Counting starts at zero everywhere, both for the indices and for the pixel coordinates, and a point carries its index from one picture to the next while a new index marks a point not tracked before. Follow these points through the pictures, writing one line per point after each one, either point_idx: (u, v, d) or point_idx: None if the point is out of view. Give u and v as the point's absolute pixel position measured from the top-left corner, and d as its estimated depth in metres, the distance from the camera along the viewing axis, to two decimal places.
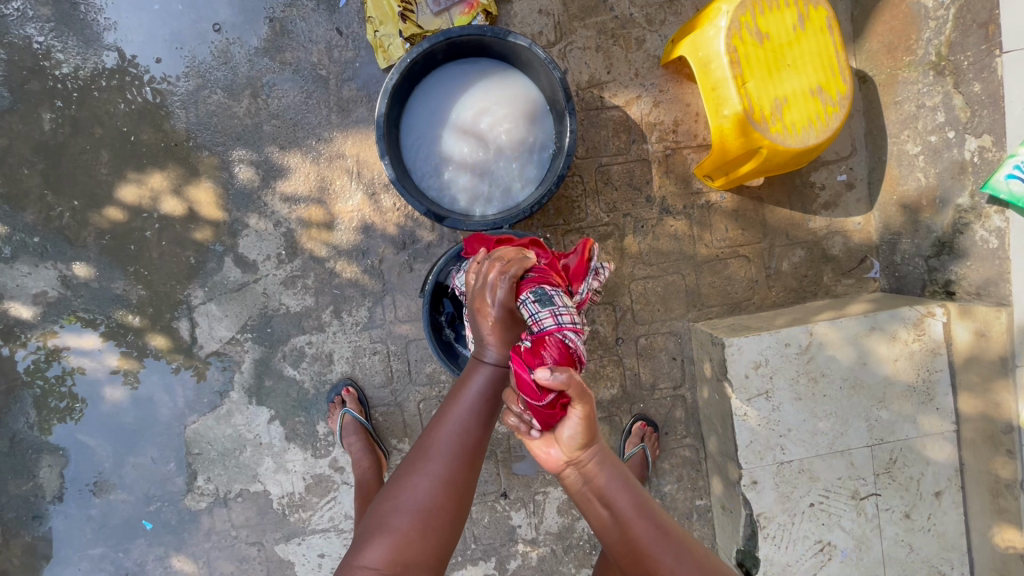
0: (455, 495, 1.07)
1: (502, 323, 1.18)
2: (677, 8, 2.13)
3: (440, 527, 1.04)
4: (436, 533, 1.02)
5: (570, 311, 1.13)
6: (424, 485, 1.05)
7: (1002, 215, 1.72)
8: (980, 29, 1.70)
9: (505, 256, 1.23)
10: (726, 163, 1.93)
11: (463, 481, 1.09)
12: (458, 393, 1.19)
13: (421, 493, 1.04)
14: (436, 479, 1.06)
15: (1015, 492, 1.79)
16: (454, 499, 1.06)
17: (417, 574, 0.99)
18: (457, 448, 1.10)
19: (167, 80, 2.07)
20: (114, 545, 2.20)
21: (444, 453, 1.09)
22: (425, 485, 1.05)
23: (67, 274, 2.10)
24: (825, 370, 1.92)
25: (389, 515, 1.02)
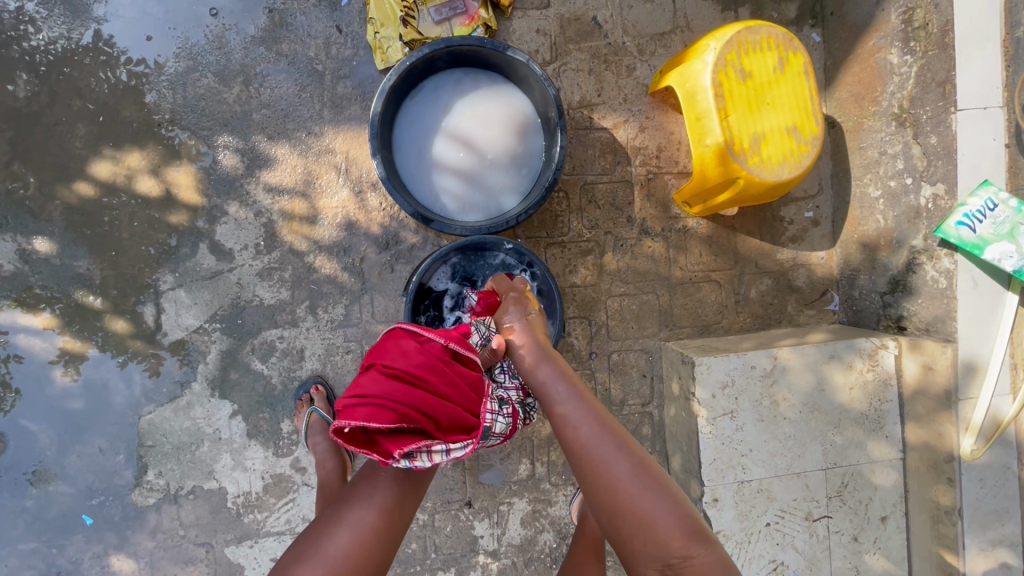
0: (360, 560, 1.09)
1: (372, 390, 1.21)
2: (666, 41, 2.24)
3: None
4: None
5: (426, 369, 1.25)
6: (358, 519, 1.15)
7: (951, 258, 1.85)
8: (938, 87, 1.85)
9: (405, 357, 1.26)
10: (704, 191, 2.02)
11: (369, 557, 1.10)
12: (329, 510, 1.19)
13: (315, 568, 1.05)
14: (341, 543, 1.10)
15: (953, 518, 1.88)
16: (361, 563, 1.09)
17: None
18: (368, 527, 1.14)
19: (142, 61, 2.02)
20: (48, 540, 2.06)
21: (349, 525, 1.13)
22: (331, 549, 1.08)
23: (26, 248, 2.00)
24: (787, 393, 2.01)
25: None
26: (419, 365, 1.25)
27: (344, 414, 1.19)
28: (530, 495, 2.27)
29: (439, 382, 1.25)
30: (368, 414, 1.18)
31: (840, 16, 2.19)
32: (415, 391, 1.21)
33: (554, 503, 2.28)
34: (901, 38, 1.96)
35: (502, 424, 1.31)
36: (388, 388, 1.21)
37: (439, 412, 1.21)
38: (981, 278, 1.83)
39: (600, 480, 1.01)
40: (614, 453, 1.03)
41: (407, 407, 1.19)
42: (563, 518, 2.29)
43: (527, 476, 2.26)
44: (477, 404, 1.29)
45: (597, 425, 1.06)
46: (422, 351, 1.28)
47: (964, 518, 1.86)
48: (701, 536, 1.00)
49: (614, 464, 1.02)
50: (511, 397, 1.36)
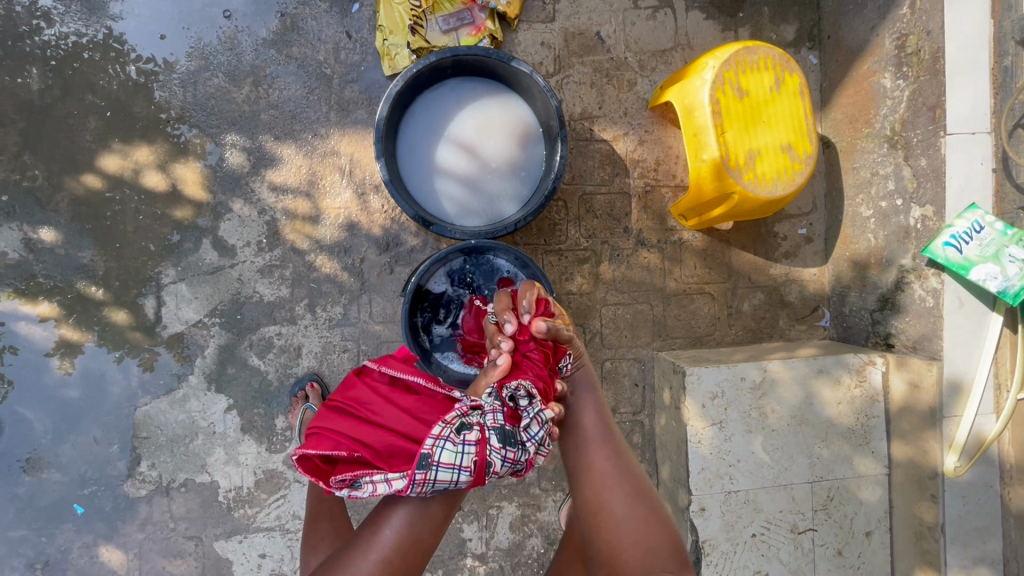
0: None
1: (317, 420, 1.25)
2: (667, 58, 2.29)
3: None
4: None
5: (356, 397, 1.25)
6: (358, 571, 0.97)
7: (938, 278, 1.89)
8: (929, 111, 1.90)
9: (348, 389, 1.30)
10: (700, 204, 2.07)
11: None
12: (345, 544, 1.05)
13: None
14: None
15: (936, 535, 1.91)
16: None
17: None
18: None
19: (152, 58, 2.06)
20: (38, 529, 2.07)
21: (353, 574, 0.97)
22: None
23: (32, 238, 2.03)
24: (776, 405, 2.04)
25: None
26: (354, 396, 1.27)
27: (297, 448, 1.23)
28: (520, 499, 2.29)
29: (369, 408, 1.21)
30: (306, 445, 1.18)
31: (836, 40, 2.25)
32: (347, 418, 1.21)
33: (543, 508, 2.30)
34: (894, 63, 2.01)
35: (450, 452, 1.03)
36: (329, 418, 1.23)
37: (368, 436, 1.14)
38: (967, 299, 1.87)
39: (599, 498, 1.04)
40: (619, 479, 1.05)
41: (337, 433, 1.18)
42: (551, 523, 2.30)
43: (517, 480, 2.28)
44: (416, 423, 1.14)
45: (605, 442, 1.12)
46: (364, 384, 1.30)
47: (946, 534, 1.89)
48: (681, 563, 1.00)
49: (615, 488, 1.04)
50: (484, 420, 1.08)
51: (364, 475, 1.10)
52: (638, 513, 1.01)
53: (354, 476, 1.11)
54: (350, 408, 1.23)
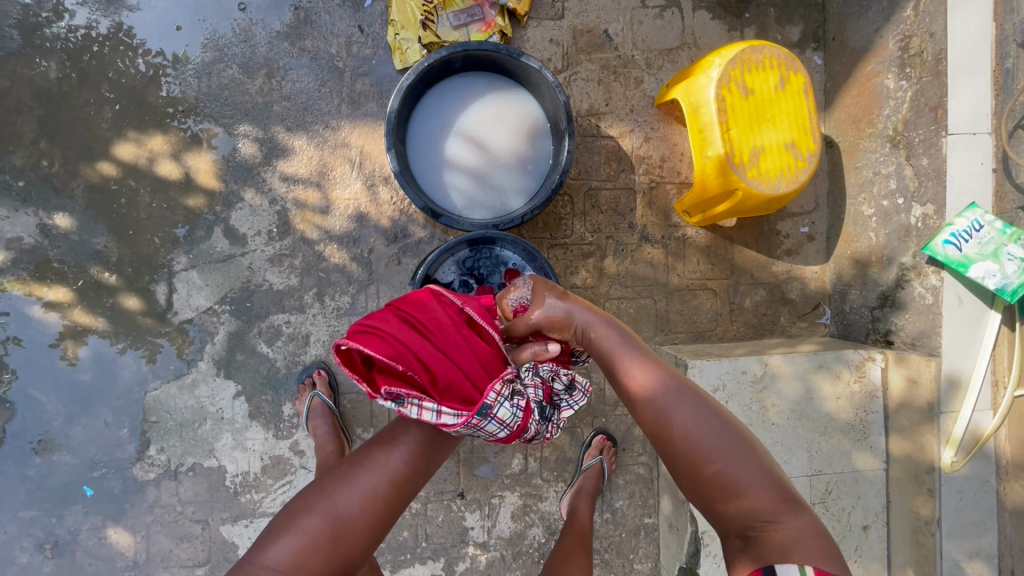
0: (372, 515, 1.08)
1: (379, 319, 1.26)
2: (674, 57, 2.33)
3: (347, 543, 1.05)
4: (346, 546, 1.04)
5: (434, 320, 1.27)
6: (372, 479, 1.12)
7: (938, 275, 1.92)
8: (931, 112, 1.93)
9: (419, 305, 1.31)
10: (704, 200, 2.10)
11: (381, 512, 1.10)
12: (351, 457, 1.18)
13: (336, 503, 1.07)
14: (358, 493, 1.09)
15: (932, 528, 1.94)
16: (373, 519, 1.08)
17: None
18: (383, 485, 1.12)
19: (161, 51, 2.10)
20: (48, 509, 2.10)
21: (369, 474, 1.13)
22: (348, 496, 1.08)
23: (47, 223, 2.07)
24: (776, 399, 2.07)
25: (303, 510, 1.05)
26: (430, 317, 1.27)
27: (350, 338, 1.23)
28: (522, 489, 2.32)
29: (442, 339, 1.25)
30: (370, 344, 1.20)
31: (841, 41, 2.28)
32: (417, 336, 1.23)
33: (545, 498, 2.33)
34: (898, 64, 2.04)
35: (507, 410, 1.23)
36: (397, 327, 1.24)
37: (433, 367, 1.21)
38: (965, 296, 1.90)
39: (698, 451, 1.10)
40: (708, 425, 1.13)
41: (404, 348, 1.21)
42: (552, 514, 2.33)
43: (520, 470, 2.31)
44: (481, 374, 1.24)
45: (691, 399, 1.16)
46: (440, 308, 1.30)
47: (942, 529, 1.91)
48: (788, 501, 1.08)
49: (709, 434, 1.12)
50: (528, 394, 1.30)
51: (417, 401, 1.19)
52: (733, 445, 1.11)
53: (407, 395, 1.19)
54: (423, 327, 1.25)
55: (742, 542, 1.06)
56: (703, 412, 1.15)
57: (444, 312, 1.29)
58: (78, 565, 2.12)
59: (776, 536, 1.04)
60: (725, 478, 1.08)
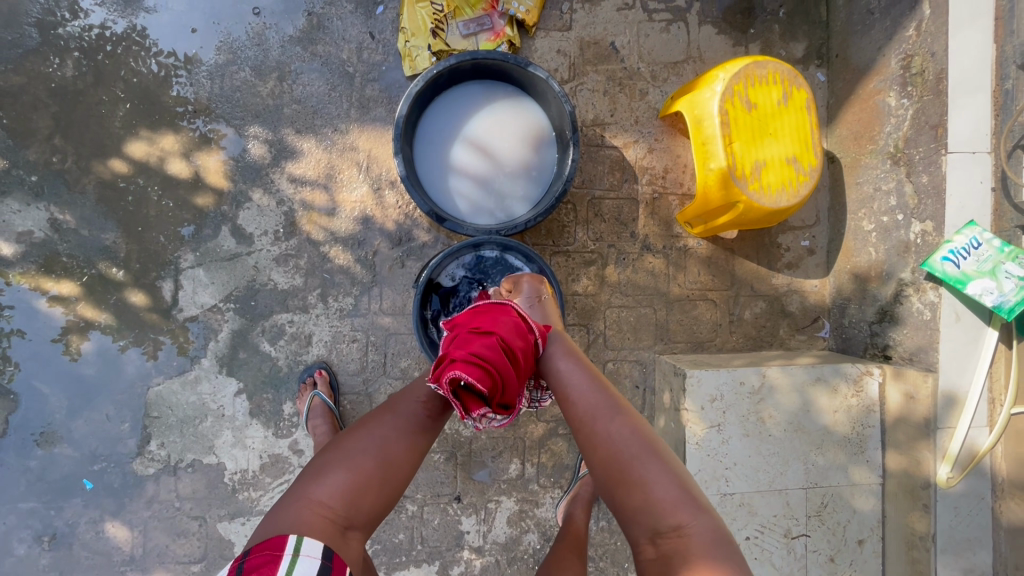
0: (414, 456, 1.17)
1: (485, 350, 1.16)
2: (678, 70, 2.36)
3: (392, 480, 1.12)
4: (393, 484, 1.12)
5: (527, 357, 1.25)
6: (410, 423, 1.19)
7: (936, 292, 1.94)
8: (931, 130, 1.96)
9: (514, 333, 1.24)
10: (706, 212, 2.12)
11: (418, 449, 1.18)
12: (385, 406, 1.23)
13: (381, 444, 1.14)
14: (398, 433, 1.17)
15: (927, 544, 1.94)
16: (411, 461, 1.16)
17: (360, 523, 1.07)
18: (419, 427, 1.20)
19: (173, 53, 2.14)
20: (47, 502, 2.12)
21: (407, 416, 1.20)
22: (390, 436, 1.16)
23: (58, 218, 2.10)
24: (773, 411, 2.08)
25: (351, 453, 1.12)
26: (524, 349, 1.23)
27: (458, 366, 1.14)
28: (518, 495, 2.32)
29: (528, 371, 1.26)
30: (481, 380, 1.13)
31: (844, 58, 2.32)
32: (518, 372, 1.21)
33: (541, 504, 2.33)
34: (899, 83, 2.07)
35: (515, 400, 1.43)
36: (505, 362, 1.17)
37: (514, 393, 1.18)
38: (963, 313, 1.91)
39: (611, 456, 1.13)
40: (621, 431, 1.16)
41: (510, 385, 1.18)
42: (548, 520, 2.34)
43: (517, 475, 2.32)
44: None
45: (610, 409, 1.20)
46: (527, 337, 1.28)
47: (937, 544, 1.92)
48: (696, 505, 1.07)
49: (621, 441, 1.14)
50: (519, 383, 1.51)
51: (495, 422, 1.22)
52: (643, 452, 1.12)
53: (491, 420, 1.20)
54: (521, 363, 1.22)
55: (651, 549, 1.04)
56: (616, 417, 1.18)
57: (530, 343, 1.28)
58: (76, 559, 2.13)
59: (682, 543, 1.02)
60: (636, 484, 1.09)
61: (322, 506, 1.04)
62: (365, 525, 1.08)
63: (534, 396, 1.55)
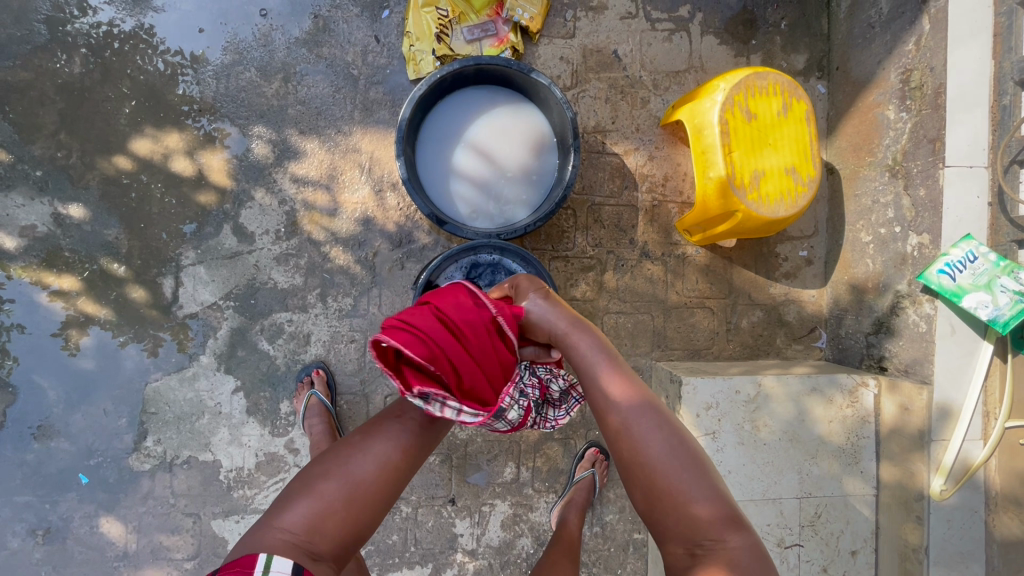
0: (385, 480, 1.14)
1: (417, 318, 1.22)
2: (680, 79, 2.38)
3: (364, 505, 1.10)
4: (363, 508, 1.10)
5: (470, 329, 1.26)
6: (382, 444, 1.17)
7: (932, 304, 1.95)
8: (929, 143, 1.97)
9: (456, 308, 1.27)
10: (705, 220, 2.14)
11: (392, 471, 1.15)
12: (359, 428, 1.22)
13: (352, 466, 1.13)
14: (369, 456, 1.15)
15: (920, 556, 1.95)
16: (384, 484, 1.14)
17: (327, 550, 1.05)
18: (394, 449, 1.17)
19: (180, 52, 2.16)
20: (42, 495, 2.12)
21: (381, 437, 1.19)
22: (361, 460, 1.14)
23: (61, 213, 2.11)
24: (769, 420, 2.09)
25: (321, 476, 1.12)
26: (467, 321, 1.26)
27: (388, 332, 1.19)
28: (513, 499, 2.33)
29: (474, 344, 1.26)
30: (406, 343, 1.16)
31: (844, 71, 2.34)
32: (454, 340, 1.22)
33: (535, 509, 2.33)
34: (898, 96, 2.09)
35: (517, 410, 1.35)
36: (437, 327, 1.21)
37: (447, 363, 1.20)
38: (959, 326, 1.92)
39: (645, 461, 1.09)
40: (657, 434, 1.12)
41: (443, 353, 1.20)
42: (542, 524, 2.34)
43: (511, 479, 2.33)
44: (500, 379, 1.30)
45: (652, 414, 1.15)
46: (474, 311, 1.30)
47: (930, 557, 1.92)
48: (736, 523, 1.05)
49: (658, 447, 1.10)
50: (529, 394, 1.40)
51: (444, 401, 1.18)
52: (682, 459, 1.09)
53: (435, 398, 1.17)
54: (459, 333, 1.24)
55: (688, 562, 1.02)
56: (652, 417, 1.14)
57: (480, 319, 1.29)
58: (69, 554, 2.13)
59: (726, 560, 1.00)
60: (673, 493, 1.06)
61: (286, 532, 1.03)
62: (333, 552, 1.05)
63: (549, 413, 1.55)
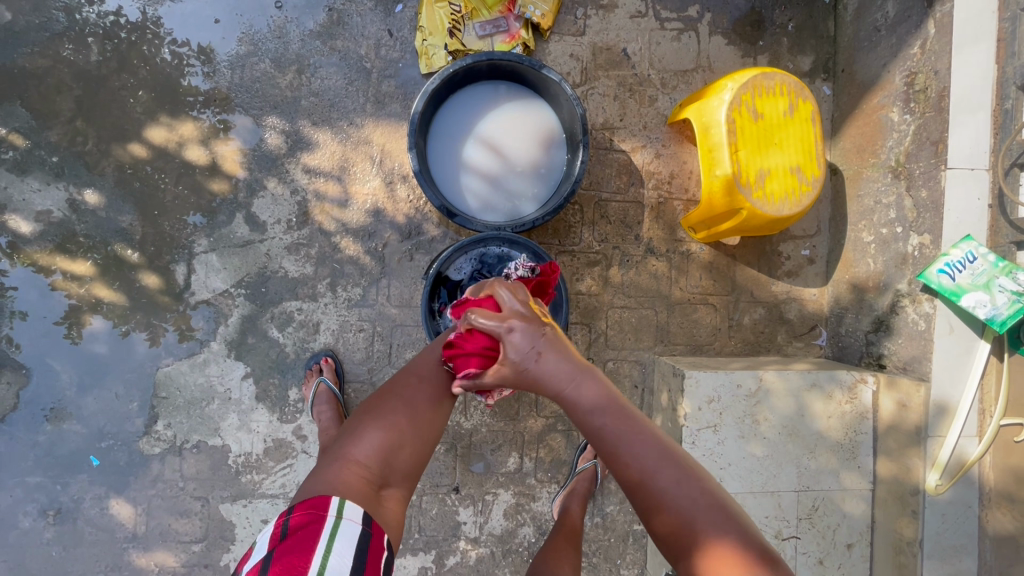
0: (439, 415, 1.23)
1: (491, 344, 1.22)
2: (688, 78, 2.42)
3: (426, 439, 1.17)
4: (426, 440, 1.17)
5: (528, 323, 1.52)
6: (432, 385, 1.26)
7: (931, 303, 1.99)
8: (932, 145, 2.01)
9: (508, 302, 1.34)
10: (710, 217, 2.17)
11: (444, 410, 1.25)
12: (408, 373, 1.29)
13: (412, 402, 1.20)
14: (424, 395, 1.23)
15: (914, 549, 1.99)
16: (439, 421, 1.22)
17: (397, 484, 1.09)
18: (444, 385, 1.28)
19: (194, 42, 2.19)
20: (54, 476, 2.15)
21: (431, 378, 1.28)
22: (418, 397, 1.22)
23: (76, 198, 2.14)
24: (769, 414, 2.13)
25: (385, 413, 1.16)
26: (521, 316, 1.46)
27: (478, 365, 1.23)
28: (515, 488, 2.37)
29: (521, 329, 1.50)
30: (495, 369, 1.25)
31: (849, 73, 2.37)
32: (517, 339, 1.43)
33: (537, 498, 2.38)
34: (902, 99, 2.12)
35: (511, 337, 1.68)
36: None
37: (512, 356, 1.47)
38: (957, 325, 1.97)
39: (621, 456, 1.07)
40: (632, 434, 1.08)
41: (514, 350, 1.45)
42: (544, 514, 2.38)
43: (515, 469, 2.36)
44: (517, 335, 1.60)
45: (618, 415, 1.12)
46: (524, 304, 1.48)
47: (923, 550, 1.97)
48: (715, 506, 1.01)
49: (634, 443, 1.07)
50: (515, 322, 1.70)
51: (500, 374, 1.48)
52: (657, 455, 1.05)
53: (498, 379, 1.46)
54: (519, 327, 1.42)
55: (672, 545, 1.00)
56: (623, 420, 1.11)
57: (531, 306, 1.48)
58: (79, 534, 2.17)
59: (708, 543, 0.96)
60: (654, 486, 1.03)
61: (360, 465, 1.06)
62: (402, 488, 1.10)
63: None
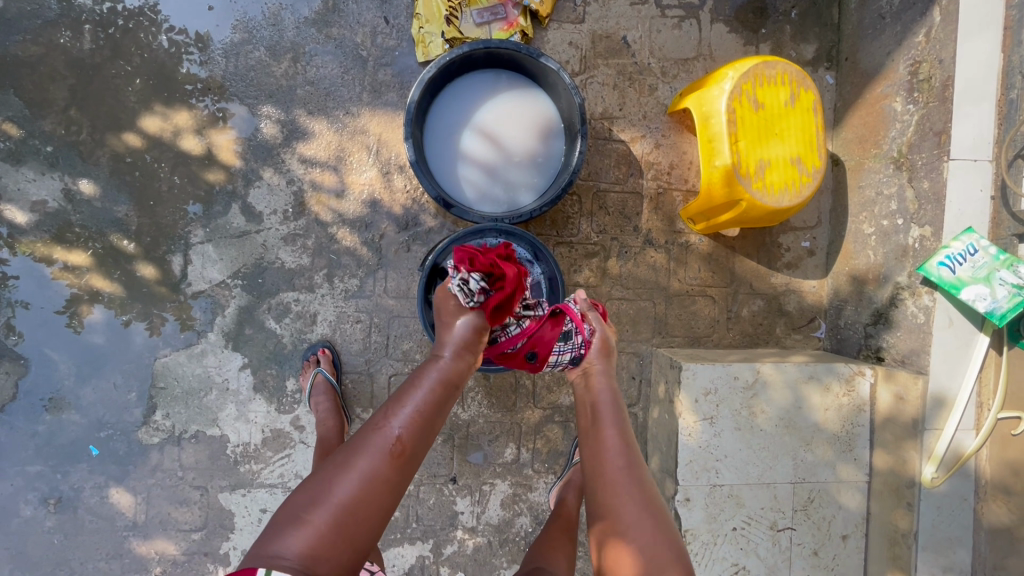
0: (379, 490, 1.07)
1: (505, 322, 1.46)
2: (689, 67, 2.38)
3: (360, 522, 1.04)
4: (359, 523, 1.04)
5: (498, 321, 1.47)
6: (372, 455, 1.09)
7: (931, 296, 1.97)
8: (935, 136, 1.98)
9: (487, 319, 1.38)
10: (709, 209, 2.15)
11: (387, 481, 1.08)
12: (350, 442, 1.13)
13: (340, 487, 1.05)
14: (357, 473, 1.07)
15: (909, 541, 2.00)
16: (378, 496, 1.07)
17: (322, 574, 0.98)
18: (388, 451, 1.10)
19: (188, 29, 2.16)
20: (54, 466, 2.17)
21: (373, 448, 1.10)
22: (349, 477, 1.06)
23: (71, 189, 2.13)
24: (766, 406, 2.13)
25: (309, 500, 1.04)
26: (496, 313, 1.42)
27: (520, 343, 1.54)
28: (513, 479, 2.38)
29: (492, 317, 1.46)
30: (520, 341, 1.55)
31: (853, 62, 2.33)
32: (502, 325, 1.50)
33: (534, 489, 2.39)
34: (906, 88, 2.09)
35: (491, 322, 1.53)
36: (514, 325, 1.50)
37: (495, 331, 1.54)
38: (957, 318, 1.95)
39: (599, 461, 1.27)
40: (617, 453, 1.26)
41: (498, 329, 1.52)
42: (541, 504, 2.40)
43: (512, 460, 2.37)
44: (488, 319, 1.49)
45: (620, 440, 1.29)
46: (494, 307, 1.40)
47: (918, 542, 1.97)
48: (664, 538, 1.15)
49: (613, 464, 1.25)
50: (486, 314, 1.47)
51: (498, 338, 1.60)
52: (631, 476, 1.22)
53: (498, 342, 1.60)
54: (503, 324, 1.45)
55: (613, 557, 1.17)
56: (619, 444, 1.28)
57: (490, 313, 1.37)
58: (80, 523, 2.19)
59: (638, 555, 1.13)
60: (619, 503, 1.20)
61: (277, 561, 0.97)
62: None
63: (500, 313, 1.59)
